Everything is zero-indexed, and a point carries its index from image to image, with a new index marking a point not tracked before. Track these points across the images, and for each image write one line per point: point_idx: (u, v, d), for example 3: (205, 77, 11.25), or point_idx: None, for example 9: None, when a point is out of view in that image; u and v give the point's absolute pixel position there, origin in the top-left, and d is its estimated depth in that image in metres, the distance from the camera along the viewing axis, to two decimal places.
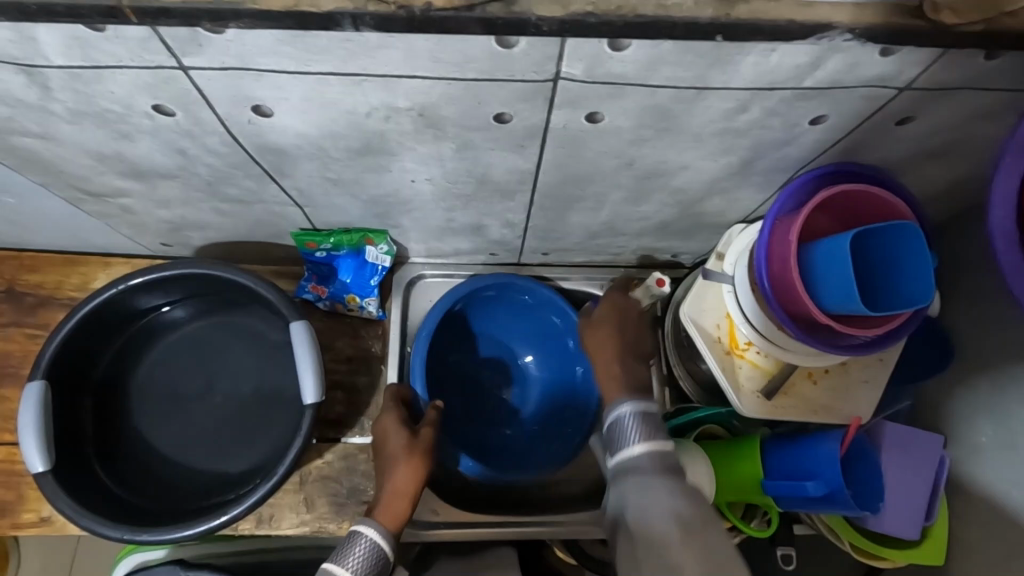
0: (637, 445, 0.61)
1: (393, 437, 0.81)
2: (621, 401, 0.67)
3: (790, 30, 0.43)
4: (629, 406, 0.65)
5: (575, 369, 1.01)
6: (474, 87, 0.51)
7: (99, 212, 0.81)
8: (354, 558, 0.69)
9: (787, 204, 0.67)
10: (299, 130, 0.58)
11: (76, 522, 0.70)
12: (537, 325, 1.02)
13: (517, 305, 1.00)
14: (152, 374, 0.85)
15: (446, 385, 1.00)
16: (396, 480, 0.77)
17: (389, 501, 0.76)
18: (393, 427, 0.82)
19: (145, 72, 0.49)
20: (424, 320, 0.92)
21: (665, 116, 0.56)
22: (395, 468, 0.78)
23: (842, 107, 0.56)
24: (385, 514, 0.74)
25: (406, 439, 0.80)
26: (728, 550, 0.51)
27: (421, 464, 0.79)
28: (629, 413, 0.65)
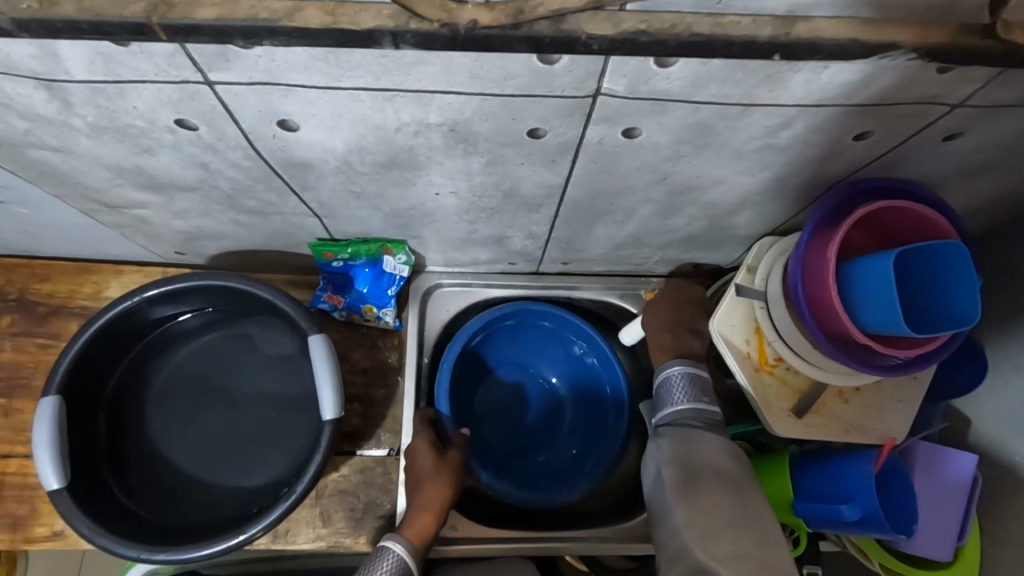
0: (683, 404, 0.72)
1: (422, 458, 0.84)
2: (674, 362, 0.76)
3: (850, 49, 0.41)
4: (679, 369, 0.75)
5: (599, 393, 1.02)
6: (510, 103, 0.49)
7: (114, 222, 0.80)
8: (381, 570, 0.74)
9: (824, 219, 0.65)
10: (326, 144, 0.56)
11: (93, 541, 0.69)
12: (559, 350, 1.04)
13: (537, 332, 1.02)
14: (168, 387, 0.84)
15: (466, 406, 1.00)
16: (424, 499, 0.81)
17: (415, 519, 0.79)
18: (422, 448, 0.85)
19: (170, 88, 0.47)
20: (448, 349, 0.93)
21: (705, 132, 0.54)
22: (424, 488, 0.82)
23: (890, 123, 0.54)
24: (412, 530, 0.78)
25: (435, 460, 0.84)
26: (729, 507, 0.62)
27: (447, 485, 0.83)
28: (678, 374, 0.74)
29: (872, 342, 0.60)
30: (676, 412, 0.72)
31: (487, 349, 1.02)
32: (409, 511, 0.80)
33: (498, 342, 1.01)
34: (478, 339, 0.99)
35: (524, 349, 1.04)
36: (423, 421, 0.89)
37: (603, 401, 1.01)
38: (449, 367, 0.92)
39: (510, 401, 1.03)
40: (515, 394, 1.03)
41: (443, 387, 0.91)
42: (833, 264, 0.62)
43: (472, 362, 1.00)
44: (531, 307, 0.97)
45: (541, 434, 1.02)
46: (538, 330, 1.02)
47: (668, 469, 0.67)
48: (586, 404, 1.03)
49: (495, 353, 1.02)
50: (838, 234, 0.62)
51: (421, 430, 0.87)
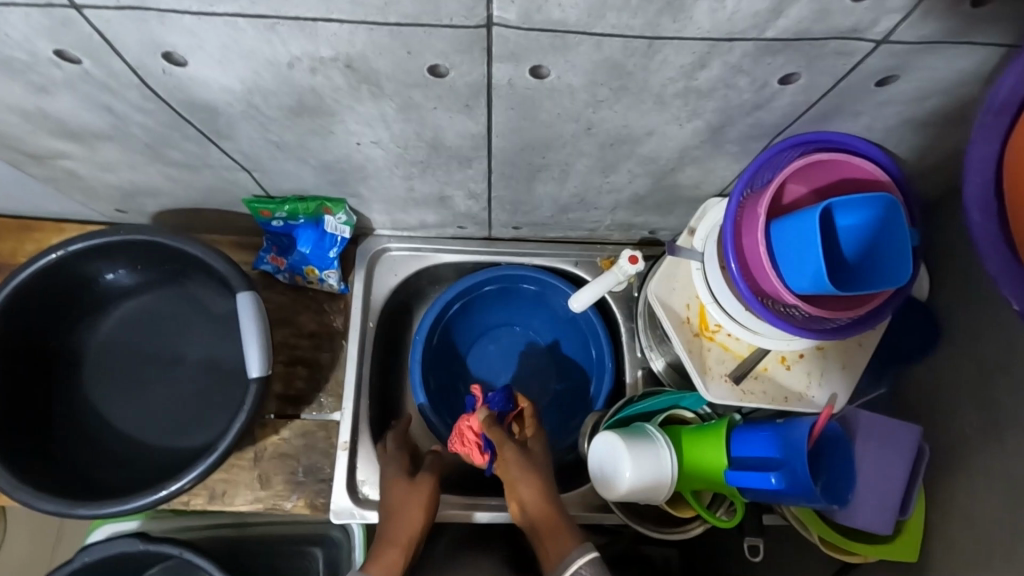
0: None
1: (394, 487, 0.81)
2: (573, 555, 0.63)
3: None
4: (581, 559, 0.62)
5: (581, 359, 1.01)
6: (400, 34, 0.46)
7: (43, 176, 0.78)
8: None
9: (758, 176, 0.62)
10: (223, 83, 0.53)
11: (12, 495, 0.68)
12: (546, 316, 1.02)
13: (523, 300, 1.01)
14: (102, 346, 0.83)
15: (442, 372, 1.00)
16: (394, 532, 0.76)
17: (381, 556, 0.72)
18: (393, 477, 0.83)
19: (38, 12, 0.45)
20: (426, 316, 0.95)
21: (617, 72, 0.51)
22: (395, 520, 0.77)
23: (815, 64, 0.50)
24: (378, 567, 0.71)
25: (407, 487, 0.81)
26: None
27: (421, 512, 0.78)
28: (587, 571, 0.62)
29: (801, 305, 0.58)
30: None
31: (471, 317, 1.01)
32: (378, 548, 0.74)
33: (479, 308, 1.01)
34: (457, 306, 0.98)
35: (510, 317, 1.03)
36: (396, 440, 0.88)
37: (584, 373, 1.00)
38: (422, 339, 0.94)
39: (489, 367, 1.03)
40: (498, 363, 1.03)
41: (417, 356, 0.93)
42: (763, 220, 0.59)
43: (451, 329, 1.00)
44: (506, 272, 0.96)
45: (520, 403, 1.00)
46: (522, 295, 1.00)
47: None
48: (569, 376, 1.01)
49: (482, 319, 1.02)
50: (769, 188, 0.59)
51: (394, 455, 0.86)
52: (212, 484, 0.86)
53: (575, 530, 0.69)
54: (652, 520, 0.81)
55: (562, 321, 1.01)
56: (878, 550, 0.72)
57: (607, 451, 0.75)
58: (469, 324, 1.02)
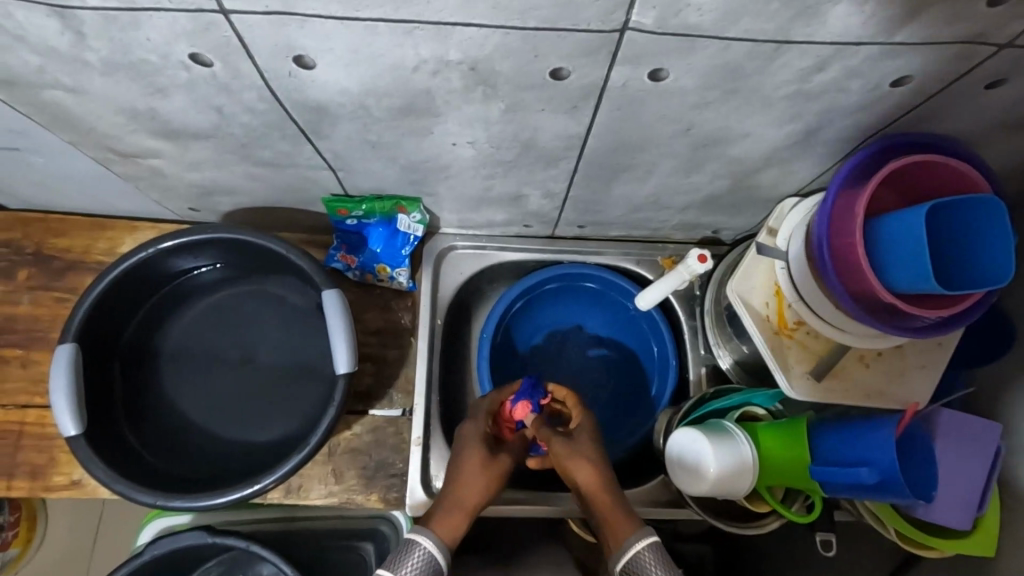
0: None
1: (470, 451, 0.77)
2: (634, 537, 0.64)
3: None
4: (644, 542, 0.64)
5: (642, 356, 1.01)
6: (532, 38, 0.47)
7: (129, 174, 0.79)
8: (409, 566, 0.63)
9: (851, 176, 0.63)
10: (343, 85, 0.54)
11: (110, 487, 0.69)
12: (606, 314, 1.03)
13: (584, 297, 1.02)
14: (183, 340, 0.84)
15: (505, 370, 1.01)
16: (461, 497, 0.72)
17: (446, 517, 0.70)
18: (472, 442, 0.78)
19: (184, 17, 0.46)
20: (491, 314, 0.96)
21: (736, 75, 0.52)
22: (461, 486, 0.73)
23: (931, 67, 0.52)
24: (442, 526, 0.68)
25: (484, 458, 0.76)
26: None
27: (486, 489, 0.74)
28: (650, 554, 0.63)
29: (899, 302, 0.59)
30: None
31: (533, 315, 1.03)
32: (441, 506, 0.71)
33: (540, 305, 1.02)
34: (519, 304, 1.00)
35: (570, 316, 1.04)
36: (492, 407, 0.80)
37: (646, 371, 1.00)
38: (488, 336, 0.95)
39: (549, 366, 1.02)
40: (557, 360, 1.02)
41: (483, 352, 0.94)
42: (860, 220, 0.60)
43: (513, 327, 1.01)
44: (570, 270, 0.97)
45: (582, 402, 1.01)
46: (582, 294, 1.02)
47: None
48: (630, 373, 1.02)
49: (541, 317, 1.03)
50: (866, 188, 0.60)
51: (479, 418, 0.80)
52: (288, 479, 0.87)
53: (631, 511, 0.69)
54: (726, 515, 0.82)
55: (622, 320, 1.02)
56: (955, 545, 0.72)
57: (689, 442, 0.77)
58: (530, 322, 1.03)
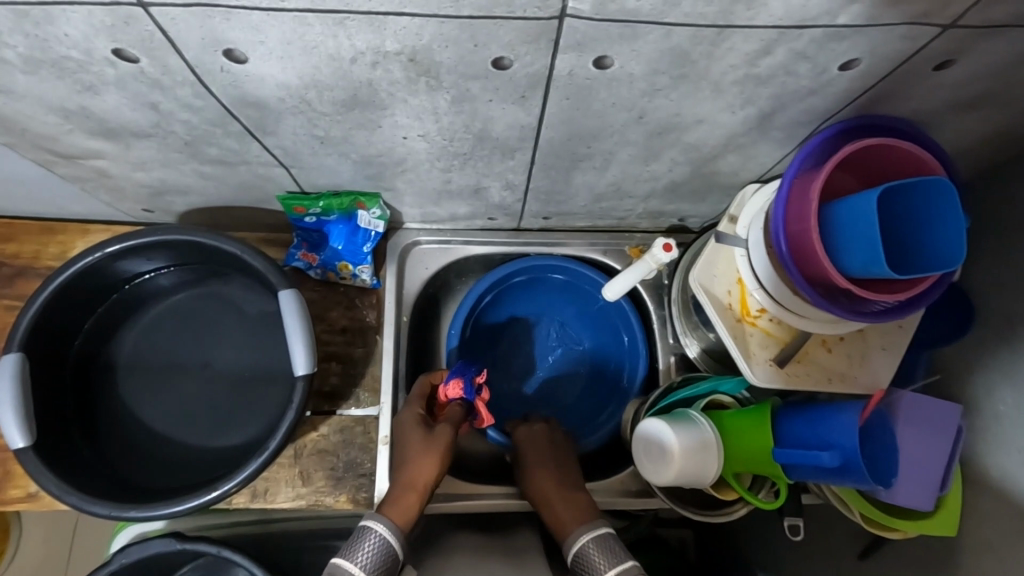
0: (609, 572, 0.63)
1: (410, 434, 0.79)
2: (577, 531, 0.68)
3: None
4: (586, 534, 0.67)
5: (612, 347, 1.00)
6: (470, 27, 0.46)
7: (73, 176, 0.76)
8: (363, 554, 0.63)
9: (807, 162, 0.62)
10: (280, 79, 0.52)
11: (62, 500, 0.67)
12: (577, 306, 1.02)
13: (554, 289, 1.01)
14: (139, 346, 0.82)
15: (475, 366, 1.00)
16: (410, 479, 0.74)
17: (398, 500, 0.71)
18: (410, 425, 0.80)
19: (101, 10, 0.44)
20: (459, 310, 0.95)
21: (681, 60, 0.51)
22: (411, 469, 0.75)
23: (877, 49, 0.51)
24: (395, 512, 0.69)
25: (424, 437, 0.78)
26: None
27: (436, 467, 0.76)
28: (595, 544, 0.66)
29: (853, 287, 0.58)
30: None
31: (502, 310, 1.02)
32: (393, 492, 0.72)
33: (510, 300, 1.01)
34: (488, 299, 0.99)
35: (539, 309, 1.03)
36: (421, 388, 0.85)
37: (616, 362, 1.00)
38: (457, 333, 0.94)
39: (519, 360, 1.01)
40: (528, 352, 1.02)
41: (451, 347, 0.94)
42: (814, 205, 0.60)
43: (482, 323, 1.00)
44: (537, 263, 0.97)
45: (554, 395, 1.00)
46: (552, 286, 1.01)
47: None
48: (602, 364, 1.01)
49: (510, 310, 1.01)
50: (821, 173, 0.59)
51: (413, 403, 0.83)
52: (253, 483, 0.86)
53: (587, 511, 0.73)
54: (694, 503, 0.82)
55: (592, 311, 1.01)
56: (917, 526, 0.71)
57: (654, 433, 0.76)
58: (501, 317, 1.02)
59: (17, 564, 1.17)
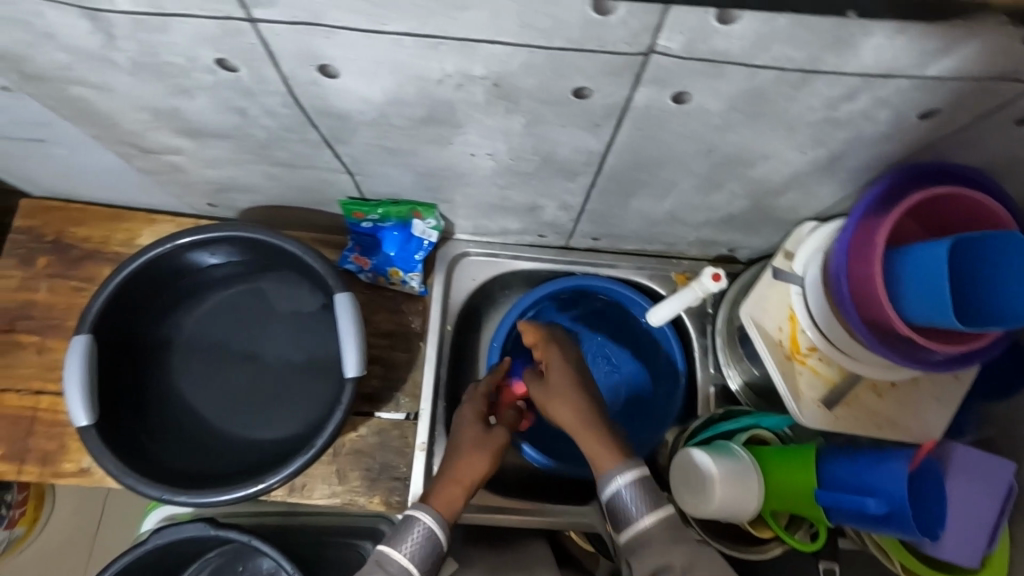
0: (648, 518, 0.62)
1: (467, 429, 0.77)
2: (614, 471, 0.65)
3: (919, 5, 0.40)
4: (624, 478, 0.64)
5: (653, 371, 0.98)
6: (558, 58, 0.47)
7: (149, 169, 0.80)
8: (410, 542, 0.65)
9: (874, 205, 0.62)
10: (364, 94, 0.54)
11: (120, 479, 0.70)
12: (617, 328, 1.01)
13: (596, 310, 1.01)
14: (195, 334, 0.84)
15: None
16: (458, 471, 0.72)
17: (444, 491, 0.70)
18: (468, 419, 0.78)
19: (212, 23, 0.46)
20: (500, 325, 0.96)
21: (760, 100, 0.51)
22: (460, 461, 0.73)
23: (960, 101, 0.51)
24: (439, 499, 0.69)
25: (481, 433, 0.76)
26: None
27: (488, 464, 0.74)
28: (637, 486, 0.64)
29: (915, 334, 0.58)
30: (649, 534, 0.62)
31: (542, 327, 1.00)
32: (439, 481, 0.72)
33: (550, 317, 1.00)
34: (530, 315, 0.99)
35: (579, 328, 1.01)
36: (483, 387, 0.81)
37: (656, 387, 0.97)
38: (499, 345, 0.95)
39: None
40: None
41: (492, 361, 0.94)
42: (880, 249, 0.59)
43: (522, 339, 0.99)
44: (584, 282, 0.96)
45: None
46: (594, 306, 1.01)
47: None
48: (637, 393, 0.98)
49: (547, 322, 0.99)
50: (888, 219, 0.59)
51: (474, 399, 0.80)
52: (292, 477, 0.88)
53: (625, 443, 0.68)
54: (726, 537, 0.81)
55: (633, 334, 1.00)
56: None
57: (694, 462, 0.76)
58: None
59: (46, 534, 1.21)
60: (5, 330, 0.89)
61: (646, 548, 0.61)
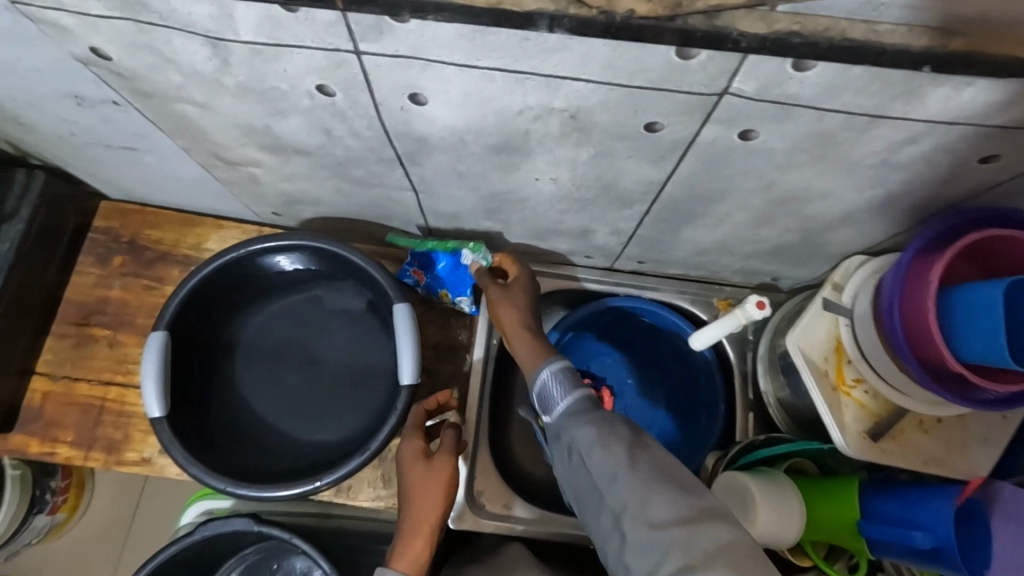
0: (573, 394, 0.63)
1: (410, 470, 0.73)
2: (543, 365, 0.68)
3: (988, 61, 0.42)
4: (549, 370, 0.67)
5: (696, 395, 0.99)
6: (637, 95, 0.51)
7: (227, 179, 0.85)
8: None
9: (927, 244, 0.64)
10: (446, 121, 0.59)
11: (187, 470, 0.74)
12: (658, 350, 1.02)
13: (637, 332, 1.02)
14: (258, 337, 0.89)
15: None
16: (414, 524, 0.69)
17: (407, 549, 0.68)
18: (410, 458, 0.74)
19: (321, 54, 0.51)
20: None
21: (825, 142, 0.54)
22: (412, 512, 0.70)
23: (1021, 149, 0.53)
24: (403, 560, 0.67)
25: (424, 471, 0.72)
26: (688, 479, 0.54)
27: (443, 503, 0.71)
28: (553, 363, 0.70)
29: (967, 372, 0.59)
30: (571, 409, 0.62)
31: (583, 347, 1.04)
32: (399, 536, 0.69)
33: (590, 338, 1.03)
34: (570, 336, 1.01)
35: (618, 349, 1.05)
36: (414, 419, 0.79)
37: (697, 409, 0.99)
38: None
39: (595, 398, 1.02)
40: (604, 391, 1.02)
41: None
42: (933, 288, 0.61)
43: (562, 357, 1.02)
44: (623, 303, 0.98)
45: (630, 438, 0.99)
46: (635, 328, 1.02)
47: (619, 468, 0.54)
48: (679, 415, 1.01)
49: (586, 345, 1.04)
50: (938, 260, 0.61)
51: (411, 434, 0.76)
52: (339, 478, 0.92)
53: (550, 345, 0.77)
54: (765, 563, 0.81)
55: (674, 356, 1.01)
56: None
57: (735, 489, 0.78)
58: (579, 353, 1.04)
59: (86, 521, 1.24)
60: (81, 323, 0.95)
61: (566, 424, 0.60)
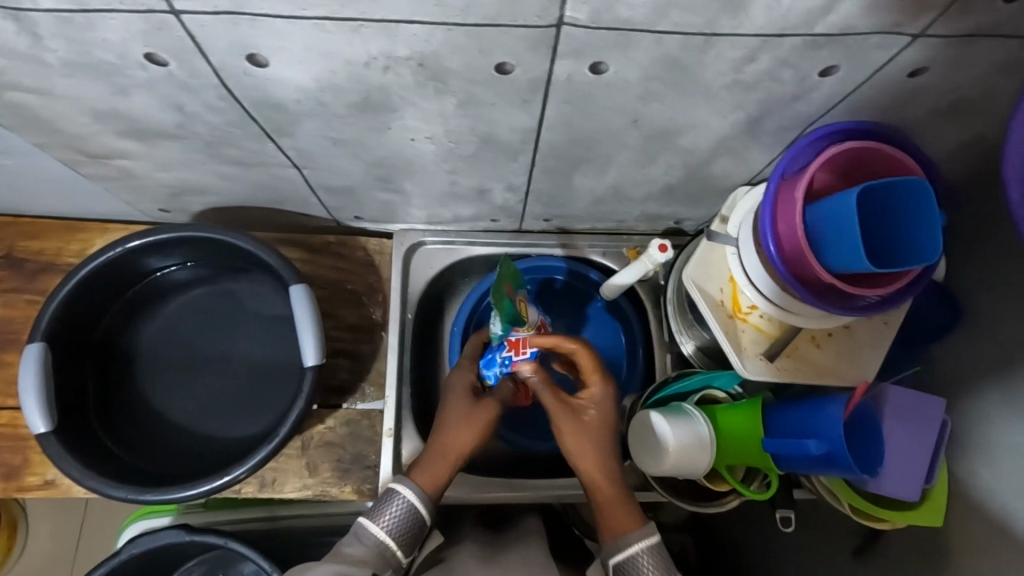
0: None
1: (454, 400, 0.77)
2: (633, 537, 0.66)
3: None
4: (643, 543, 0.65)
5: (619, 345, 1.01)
6: (476, 34, 0.50)
7: (96, 175, 0.80)
8: (389, 516, 0.67)
9: (792, 165, 0.67)
10: (298, 82, 0.56)
11: (81, 482, 0.70)
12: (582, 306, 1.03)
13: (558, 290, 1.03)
14: (158, 341, 0.85)
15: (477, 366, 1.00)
16: (446, 446, 0.73)
17: (432, 463, 0.72)
18: (458, 389, 0.78)
19: (137, 18, 0.48)
20: (458, 315, 0.97)
21: (673, 67, 0.55)
22: (445, 433, 0.74)
23: (855, 57, 0.55)
24: (425, 476, 0.71)
25: (469, 406, 0.76)
26: None
27: (475, 437, 0.74)
28: (648, 556, 0.65)
29: (837, 282, 0.62)
30: None
31: None
32: (426, 451, 0.74)
33: None
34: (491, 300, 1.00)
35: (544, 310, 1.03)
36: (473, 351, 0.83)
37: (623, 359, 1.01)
38: (459, 330, 0.96)
39: None
40: None
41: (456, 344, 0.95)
42: (799, 206, 0.63)
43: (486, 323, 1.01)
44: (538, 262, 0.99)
45: None
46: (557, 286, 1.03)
47: None
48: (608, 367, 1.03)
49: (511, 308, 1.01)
50: (801, 178, 0.63)
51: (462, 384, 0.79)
52: (262, 473, 0.88)
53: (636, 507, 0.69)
54: (688, 494, 0.84)
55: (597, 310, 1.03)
56: (904, 517, 0.72)
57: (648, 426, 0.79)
58: None
59: (23, 563, 1.15)
60: None
61: None
